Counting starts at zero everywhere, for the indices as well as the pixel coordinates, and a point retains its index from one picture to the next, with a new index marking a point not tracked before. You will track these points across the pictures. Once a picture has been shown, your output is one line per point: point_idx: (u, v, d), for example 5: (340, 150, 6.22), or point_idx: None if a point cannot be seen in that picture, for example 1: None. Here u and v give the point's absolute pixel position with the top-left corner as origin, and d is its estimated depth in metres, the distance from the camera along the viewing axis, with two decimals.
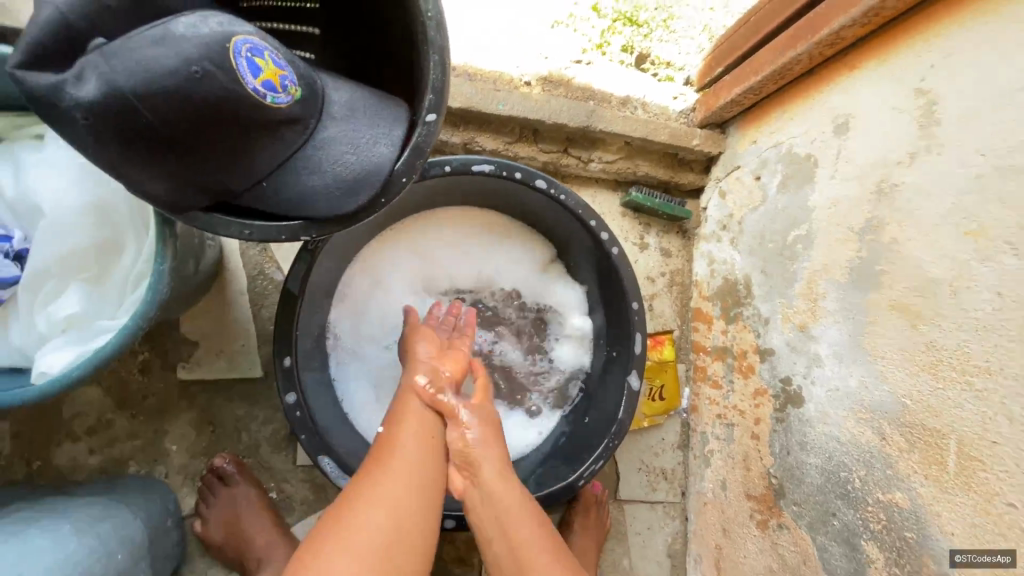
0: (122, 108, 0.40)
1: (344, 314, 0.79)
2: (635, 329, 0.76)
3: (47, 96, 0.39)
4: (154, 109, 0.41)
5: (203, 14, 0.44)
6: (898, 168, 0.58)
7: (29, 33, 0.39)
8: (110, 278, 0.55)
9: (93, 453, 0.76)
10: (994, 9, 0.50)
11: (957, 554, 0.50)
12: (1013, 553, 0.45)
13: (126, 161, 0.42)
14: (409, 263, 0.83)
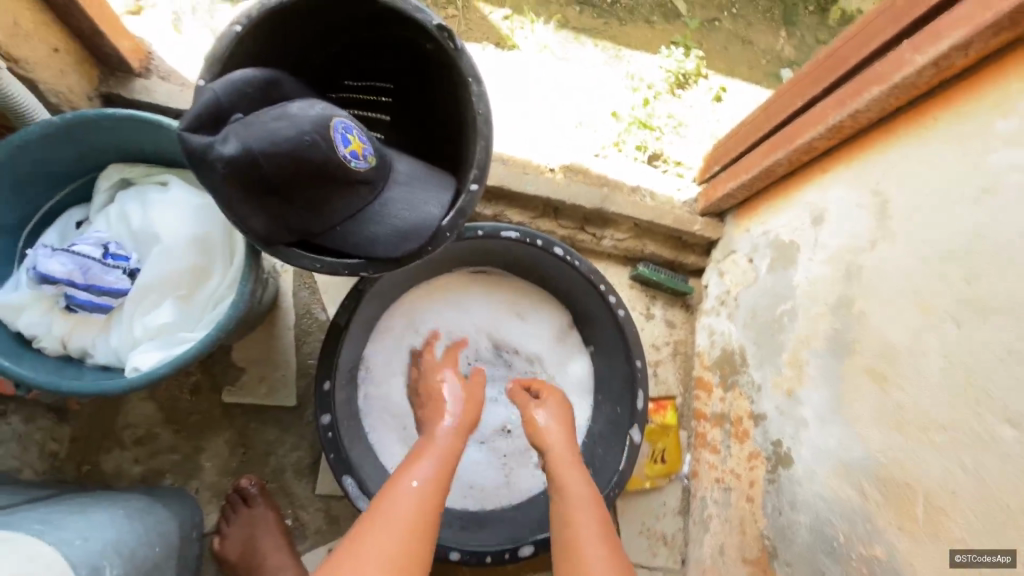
0: (250, 162, 0.53)
1: (378, 351, 0.89)
2: (639, 387, 0.84)
3: (199, 150, 0.53)
4: (271, 164, 0.54)
5: (312, 102, 0.59)
6: (863, 253, 0.68)
7: (192, 109, 0.55)
8: (198, 297, 0.67)
9: (136, 463, 0.84)
10: (923, 132, 0.63)
11: (956, 554, 0.51)
12: (1013, 552, 0.47)
13: (241, 201, 0.56)
14: (440, 312, 0.94)
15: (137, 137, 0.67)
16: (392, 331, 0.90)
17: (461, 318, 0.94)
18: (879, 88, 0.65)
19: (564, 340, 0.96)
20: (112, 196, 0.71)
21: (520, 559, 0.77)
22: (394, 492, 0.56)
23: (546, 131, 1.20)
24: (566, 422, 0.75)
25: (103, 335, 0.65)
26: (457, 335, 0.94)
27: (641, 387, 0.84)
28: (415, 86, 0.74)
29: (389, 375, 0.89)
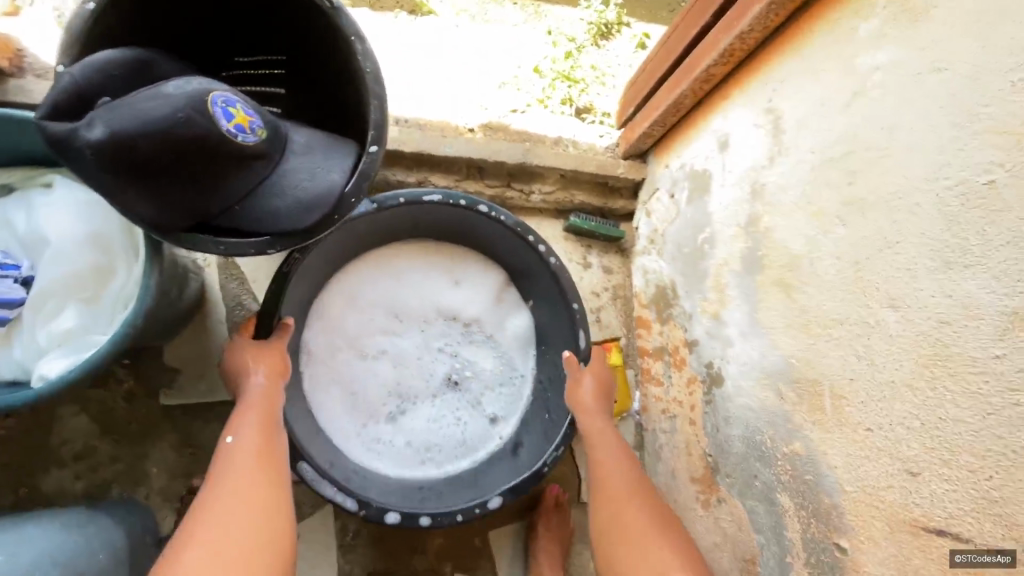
0: (121, 146, 0.51)
1: (318, 332, 0.89)
2: (579, 328, 0.86)
3: (63, 139, 0.50)
4: (146, 146, 0.52)
5: (187, 78, 0.57)
6: (763, 171, 0.71)
7: (50, 96, 0.51)
8: (105, 297, 0.65)
9: (78, 479, 0.82)
10: (803, 45, 0.65)
11: (957, 553, 0.45)
12: (1013, 552, 0.41)
13: (122, 188, 0.53)
14: (378, 283, 0.93)
15: (8, 137, 0.63)
16: (331, 312, 0.90)
17: (399, 290, 0.93)
18: (758, 7, 0.66)
19: (503, 295, 0.96)
20: None
21: (490, 510, 0.80)
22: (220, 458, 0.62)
23: (467, 92, 1.19)
24: (604, 391, 0.83)
25: (5, 347, 0.63)
26: (395, 306, 0.93)
27: (582, 325, 0.86)
28: (305, 55, 0.71)
29: (333, 355, 0.89)
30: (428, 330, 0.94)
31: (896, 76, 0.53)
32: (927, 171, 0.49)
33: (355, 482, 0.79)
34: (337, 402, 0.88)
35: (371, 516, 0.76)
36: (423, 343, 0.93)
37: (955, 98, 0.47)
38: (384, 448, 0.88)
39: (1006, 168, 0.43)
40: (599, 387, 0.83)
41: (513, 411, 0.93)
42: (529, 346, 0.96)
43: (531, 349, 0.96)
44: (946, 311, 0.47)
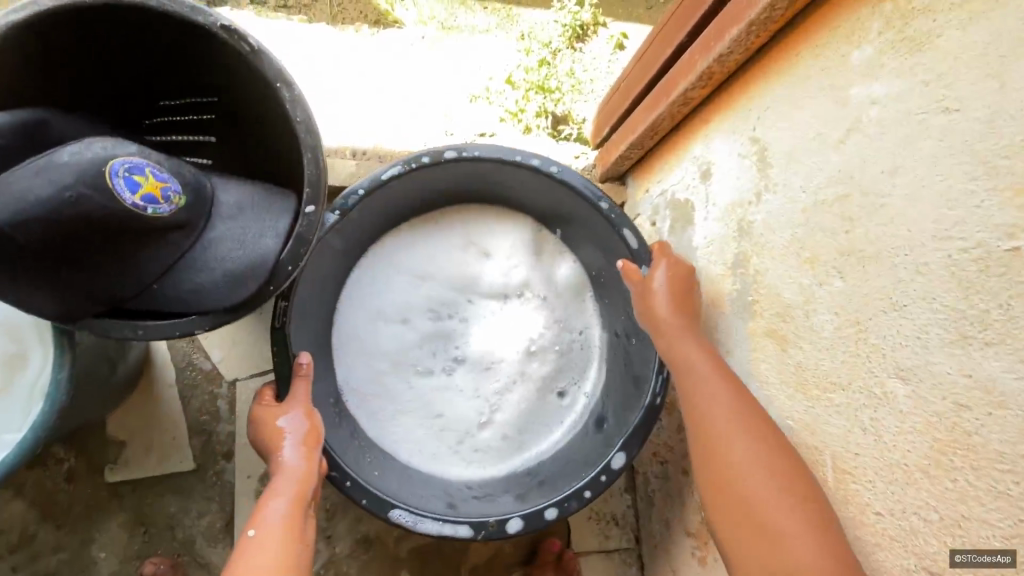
0: (1, 236, 0.44)
1: (350, 362, 0.81)
2: (621, 227, 0.75)
3: None
4: (30, 234, 0.44)
5: (88, 141, 0.48)
6: (750, 207, 0.64)
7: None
8: (13, 390, 0.57)
9: (18, 570, 0.76)
10: (788, 70, 0.58)
11: (955, 553, 0.41)
12: (1012, 551, 0.37)
13: (12, 283, 0.46)
14: (390, 281, 0.84)
15: None
16: (355, 339, 0.82)
17: (421, 272, 0.85)
18: (738, 27, 0.59)
19: (539, 243, 0.88)
20: None
21: (616, 472, 0.70)
22: (244, 546, 0.52)
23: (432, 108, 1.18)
24: (680, 295, 0.69)
25: None
26: (426, 296, 0.85)
27: (625, 225, 0.74)
28: (235, 100, 0.62)
29: (379, 381, 0.82)
30: (478, 306, 0.86)
31: (897, 112, 0.46)
32: (936, 226, 0.43)
33: (463, 509, 0.72)
34: (405, 439, 0.81)
35: (494, 534, 0.69)
36: (476, 321, 0.86)
37: (967, 144, 0.40)
38: (477, 463, 0.82)
39: None
40: (671, 292, 0.69)
41: (589, 370, 0.87)
42: (583, 292, 0.88)
43: (586, 295, 0.88)
44: (963, 392, 0.41)
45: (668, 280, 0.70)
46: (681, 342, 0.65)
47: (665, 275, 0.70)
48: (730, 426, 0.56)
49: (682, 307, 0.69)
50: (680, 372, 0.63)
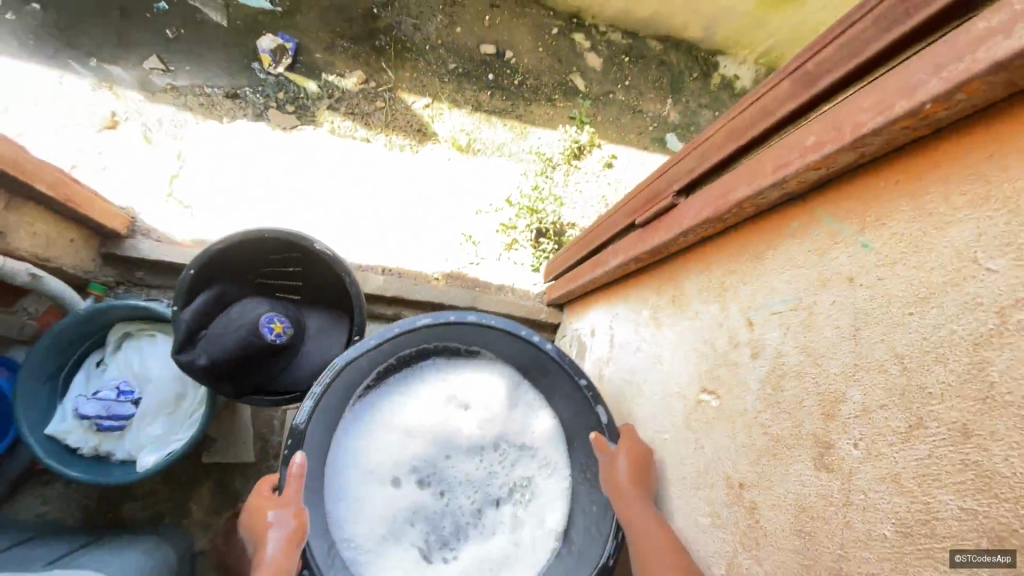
0: (217, 365, 0.91)
1: (337, 503, 0.84)
2: (595, 403, 0.85)
3: (186, 367, 0.90)
4: (229, 363, 0.92)
5: (249, 311, 0.95)
6: (604, 365, 1.09)
7: (177, 337, 0.92)
8: (179, 412, 1.04)
9: (143, 509, 1.23)
10: (622, 300, 1.03)
11: (955, 554, 0.39)
12: (1012, 552, 0.35)
13: (217, 385, 0.93)
14: (377, 424, 0.90)
15: (132, 311, 1.03)
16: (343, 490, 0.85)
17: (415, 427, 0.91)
18: (601, 270, 1.04)
19: (518, 392, 0.94)
20: (117, 344, 1.07)
21: None
22: None
23: (449, 211, 1.79)
24: (638, 466, 0.80)
25: (120, 441, 1.02)
26: (414, 454, 0.88)
27: (598, 403, 0.84)
28: (316, 266, 1.04)
29: (363, 528, 0.84)
30: (463, 456, 0.89)
31: (649, 352, 0.90)
32: (651, 417, 0.87)
33: None
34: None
35: None
36: (456, 471, 0.88)
37: (661, 384, 0.85)
38: None
39: (670, 435, 0.80)
40: (632, 465, 0.79)
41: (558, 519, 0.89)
42: (560, 439, 0.92)
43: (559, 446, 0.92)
44: None
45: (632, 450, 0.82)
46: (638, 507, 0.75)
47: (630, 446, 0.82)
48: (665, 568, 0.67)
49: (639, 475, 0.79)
50: (635, 534, 0.73)
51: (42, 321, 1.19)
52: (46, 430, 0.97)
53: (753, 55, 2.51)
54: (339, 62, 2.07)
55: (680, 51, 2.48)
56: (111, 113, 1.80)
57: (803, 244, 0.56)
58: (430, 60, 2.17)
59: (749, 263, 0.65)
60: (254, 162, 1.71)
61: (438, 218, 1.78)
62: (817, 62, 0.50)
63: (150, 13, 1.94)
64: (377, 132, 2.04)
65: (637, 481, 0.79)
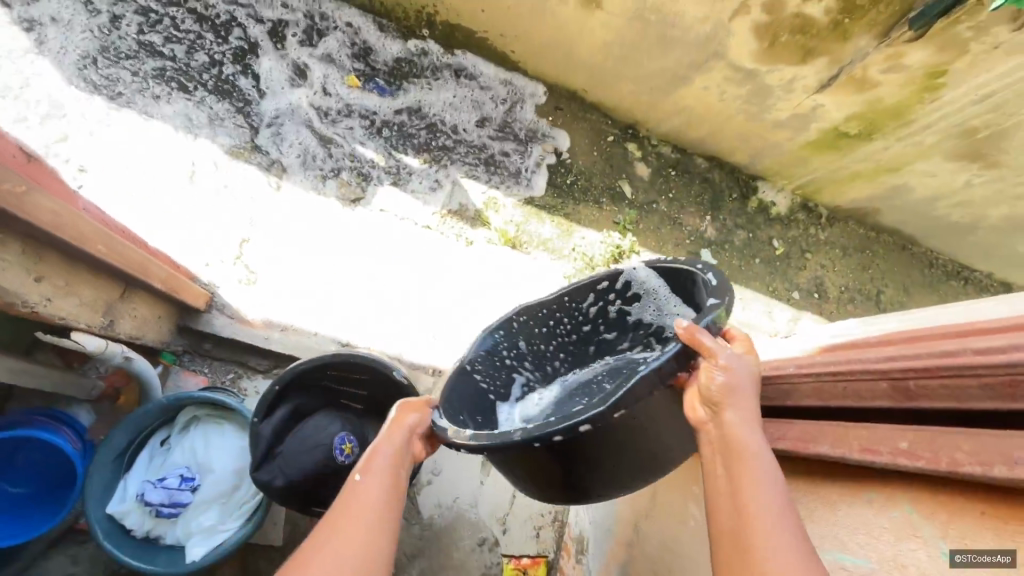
0: (289, 483, 0.97)
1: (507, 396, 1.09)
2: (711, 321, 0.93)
3: (261, 485, 0.96)
4: (299, 480, 0.98)
5: (320, 426, 1.05)
6: (643, 517, 1.14)
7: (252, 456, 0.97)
8: (232, 503, 1.08)
9: None
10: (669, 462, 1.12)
11: (958, 555, 0.53)
12: (1013, 554, 0.49)
13: (287, 503, 0.99)
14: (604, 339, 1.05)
15: (207, 402, 1.10)
16: None
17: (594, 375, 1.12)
18: None
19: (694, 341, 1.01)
20: (184, 425, 1.11)
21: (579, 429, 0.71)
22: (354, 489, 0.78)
23: (488, 308, 1.99)
24: (742, 374, 0.72)
25: (170, 525, 1.05)
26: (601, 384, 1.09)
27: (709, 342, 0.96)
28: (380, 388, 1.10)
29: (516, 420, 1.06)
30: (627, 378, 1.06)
31: (697, 533, 0.94)
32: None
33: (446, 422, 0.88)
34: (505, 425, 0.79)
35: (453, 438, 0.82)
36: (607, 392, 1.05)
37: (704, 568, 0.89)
38: None
39: None
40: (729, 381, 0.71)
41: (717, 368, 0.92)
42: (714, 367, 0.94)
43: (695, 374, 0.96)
44: None
45: (744, 369, 0.73)
46: (737, 418, 0.69)
47: (743, 364, 0.73)
48: (777, 530, 0.59)
49: (736, 397, 0.71)
50: (729, 460, 0.66)
51: (108, 381, 1.20)
52: (106, 508, 1.01)
53: (791, 186, 2.63)
54: (410, 139, 2.16)
55: (723, 171, 2.61)
56: (192, 166, 1.88)
57: (882, 518, 0.62)
58: (494, 147, 2.26)
59: (820, 509, 0.71)
60: (319, 242, 1.88)
61: (477, 314, 1.97)
62: (920, 386, 0.57)
63: (242, 71, 2.06)
64: (438, 214, 2.08)
65: (735, 393, 0.71)
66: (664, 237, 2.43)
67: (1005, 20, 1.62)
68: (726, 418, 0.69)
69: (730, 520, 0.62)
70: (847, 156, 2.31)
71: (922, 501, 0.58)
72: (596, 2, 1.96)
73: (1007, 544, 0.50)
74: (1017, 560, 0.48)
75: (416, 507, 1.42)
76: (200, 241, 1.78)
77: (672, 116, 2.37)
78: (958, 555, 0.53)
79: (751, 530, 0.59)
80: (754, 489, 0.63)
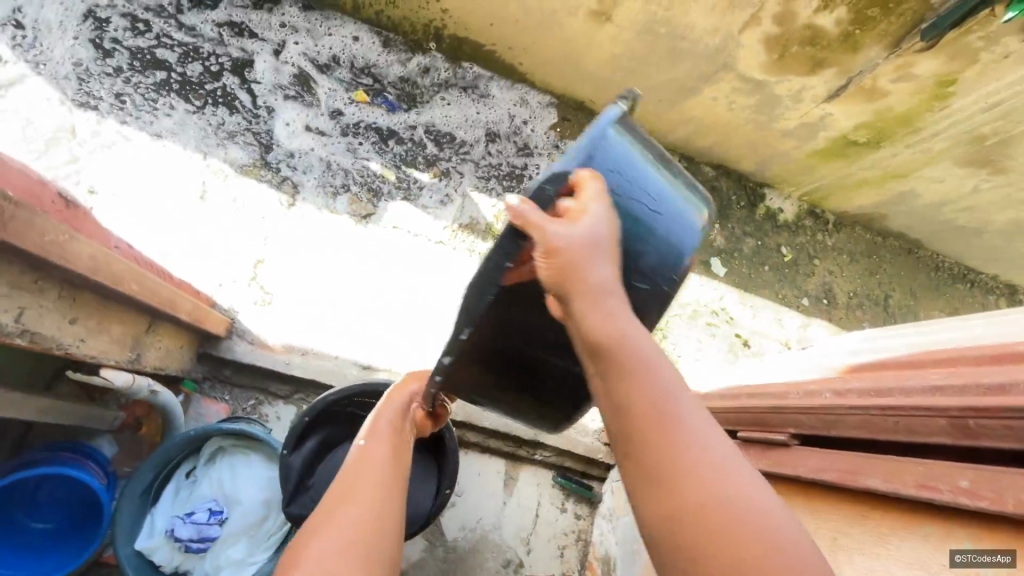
0: None
1: None
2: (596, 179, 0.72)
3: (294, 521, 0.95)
4: None
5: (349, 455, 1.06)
6: None
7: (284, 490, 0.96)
8: (261, 534, 1.07)
9: None
10: None
11: (959, 554, 0.59)
12: (1011, 554, 0.54)
13: None
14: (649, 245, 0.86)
15: (233, 433, 1.08)
16: None
17: None
18: None
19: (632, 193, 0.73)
20: (209, 456, 1.10)
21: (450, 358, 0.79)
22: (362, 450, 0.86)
23: None
24: (579, 245, 0.64)
25: (199, 559, 1.04)
26: None
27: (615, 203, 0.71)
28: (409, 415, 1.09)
29: None
30: None
31: None
32: None
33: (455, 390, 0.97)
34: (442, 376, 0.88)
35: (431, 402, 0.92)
36: None
37: None
38: None
39: None
40: (560, 267, 0.63)
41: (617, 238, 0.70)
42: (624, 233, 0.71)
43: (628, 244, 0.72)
44: None
45: (581, 231, 0.64)
46: (587, 303, 0.63)
47: (569, 232, 0.63)
48: (674, 431, 0.58)
49: (574, 280, 0.63)
50: (605, 360, 0.62)
51: (130, 412, 1.20)
52: (135, 544, 1.00)
53: (798, 193, 2.64)
54: (420, 154, 2.15)
55: (731, 179, 2.61)
56: (202, 186, 1.86)
57: (938, 554, 0.61)
58: (504, 160, 2.25)
59: (871, 543, 0.70)
60: (331, 260, 1.87)
61: None
62: (979, 424, 0.57)
63: (249, 88, 2.04)
64: (450, 228, 2.07)
65: (575, 272, 0.63)
66: None
67: (1015, 31, 1.63)
68: (576, 309, 0.63)
69: (625, 429, 0.60)
70: (855, 163, 2.32)
71: (983, 538, 0.57)
72: (605, 15, 1.96)
73: (1008, 546, 0.54)
74: (1015, 560, 0.53)
75: (440, 529, 1.40)
76: (214, 262, 1.77)
77: (680, 126, 2.37)
78: (958, 555, 0.59)
79: (647, 436, 0.58)
80: (641, 393, 0.60)
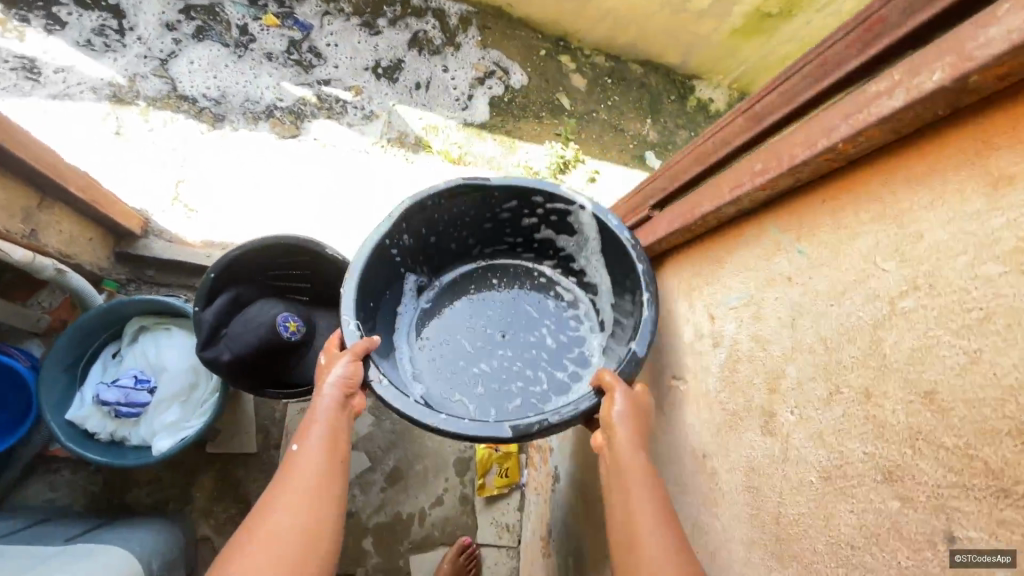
0: (237, 357, 1.02)
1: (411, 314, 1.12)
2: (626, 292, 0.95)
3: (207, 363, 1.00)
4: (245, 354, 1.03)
5: (265, 308, 1.10)
6: None
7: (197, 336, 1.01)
8: (193, 400, 1.12)
9: (148, 495, 1.29)
10: None
11: (956, 554, 0.41)
12: (1014, 553, 0.38)
13: (236, 379, 1.03)
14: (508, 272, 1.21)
15: (151, 307, 1.12)
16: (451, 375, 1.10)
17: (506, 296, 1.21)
18: None
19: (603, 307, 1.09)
20: (135, 334, 1.14)
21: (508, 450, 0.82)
22: (293, 459, 0.75)
23: None
24: (638, 397, 0.78)
25: (134, 427, 1.08)
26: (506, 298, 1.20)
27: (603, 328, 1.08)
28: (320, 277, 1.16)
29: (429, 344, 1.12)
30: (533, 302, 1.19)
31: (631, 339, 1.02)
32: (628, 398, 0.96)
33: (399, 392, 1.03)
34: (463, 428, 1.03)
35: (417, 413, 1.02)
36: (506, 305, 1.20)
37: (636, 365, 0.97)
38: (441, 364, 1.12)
39: None
40: (627, 409, 0.75)
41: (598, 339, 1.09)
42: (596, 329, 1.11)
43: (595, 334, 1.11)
44: None
45: (640, 401, 0.78)
46: (628, 437, 0.73)
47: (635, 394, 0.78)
48: (666, 553, 0.61)
49: (637, 425, 0.75)
50: (627, 480, 0.69)
51: (55, 315, 1.25)
52: (65, 415, 1.04)
53: (726, 81, 2.65)
54: (338, 74, 2.13)
55: (659, 74, 2.61)
56: (117, 120, 1.85)
57: (754, 251, 0.69)
58: (424, 73, 2.23)
59: (710, 270, 0.78)
60: (262, 179, 1.90)
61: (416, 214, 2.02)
62: (761, 106, 0.70)
63: (149, 22, 1.99)
64: (383, 142, 2.09)
65: (638, 417, 0.76)
66: (614, 143, 2.45)
67: None
68: (618, 438, 0.73)
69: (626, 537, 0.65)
70: (772, 38, 2.35)
71: (782, 222, 0.65)
72: None
73: (1001, 540, 0.39)
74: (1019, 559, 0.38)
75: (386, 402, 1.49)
76: (137, 192, 1.78)
77: (598, 22, 2.37)
78: (956, 554, 0.41)
79: (641, 543, 0.63)
80: (653, 515, 0.65)
